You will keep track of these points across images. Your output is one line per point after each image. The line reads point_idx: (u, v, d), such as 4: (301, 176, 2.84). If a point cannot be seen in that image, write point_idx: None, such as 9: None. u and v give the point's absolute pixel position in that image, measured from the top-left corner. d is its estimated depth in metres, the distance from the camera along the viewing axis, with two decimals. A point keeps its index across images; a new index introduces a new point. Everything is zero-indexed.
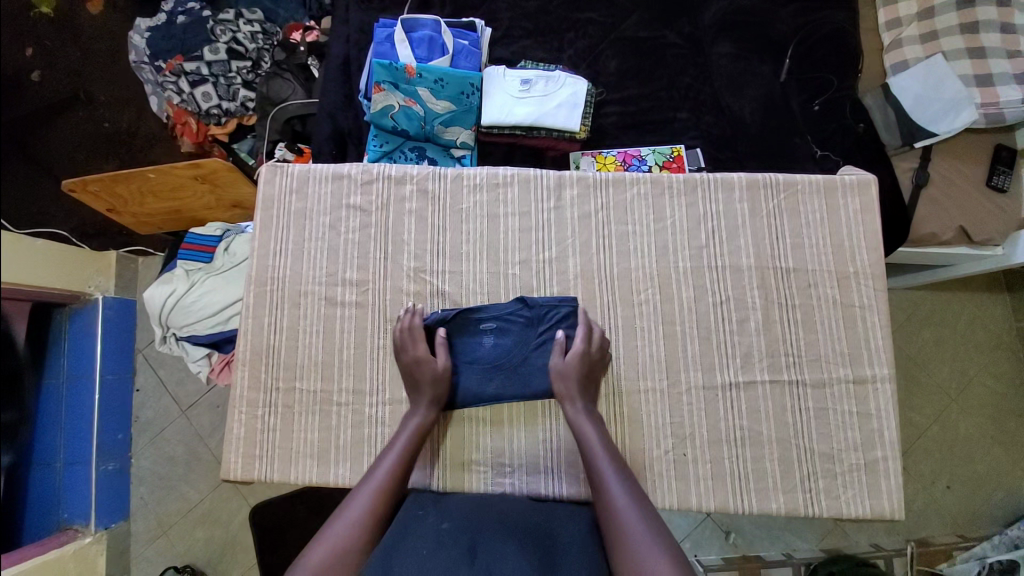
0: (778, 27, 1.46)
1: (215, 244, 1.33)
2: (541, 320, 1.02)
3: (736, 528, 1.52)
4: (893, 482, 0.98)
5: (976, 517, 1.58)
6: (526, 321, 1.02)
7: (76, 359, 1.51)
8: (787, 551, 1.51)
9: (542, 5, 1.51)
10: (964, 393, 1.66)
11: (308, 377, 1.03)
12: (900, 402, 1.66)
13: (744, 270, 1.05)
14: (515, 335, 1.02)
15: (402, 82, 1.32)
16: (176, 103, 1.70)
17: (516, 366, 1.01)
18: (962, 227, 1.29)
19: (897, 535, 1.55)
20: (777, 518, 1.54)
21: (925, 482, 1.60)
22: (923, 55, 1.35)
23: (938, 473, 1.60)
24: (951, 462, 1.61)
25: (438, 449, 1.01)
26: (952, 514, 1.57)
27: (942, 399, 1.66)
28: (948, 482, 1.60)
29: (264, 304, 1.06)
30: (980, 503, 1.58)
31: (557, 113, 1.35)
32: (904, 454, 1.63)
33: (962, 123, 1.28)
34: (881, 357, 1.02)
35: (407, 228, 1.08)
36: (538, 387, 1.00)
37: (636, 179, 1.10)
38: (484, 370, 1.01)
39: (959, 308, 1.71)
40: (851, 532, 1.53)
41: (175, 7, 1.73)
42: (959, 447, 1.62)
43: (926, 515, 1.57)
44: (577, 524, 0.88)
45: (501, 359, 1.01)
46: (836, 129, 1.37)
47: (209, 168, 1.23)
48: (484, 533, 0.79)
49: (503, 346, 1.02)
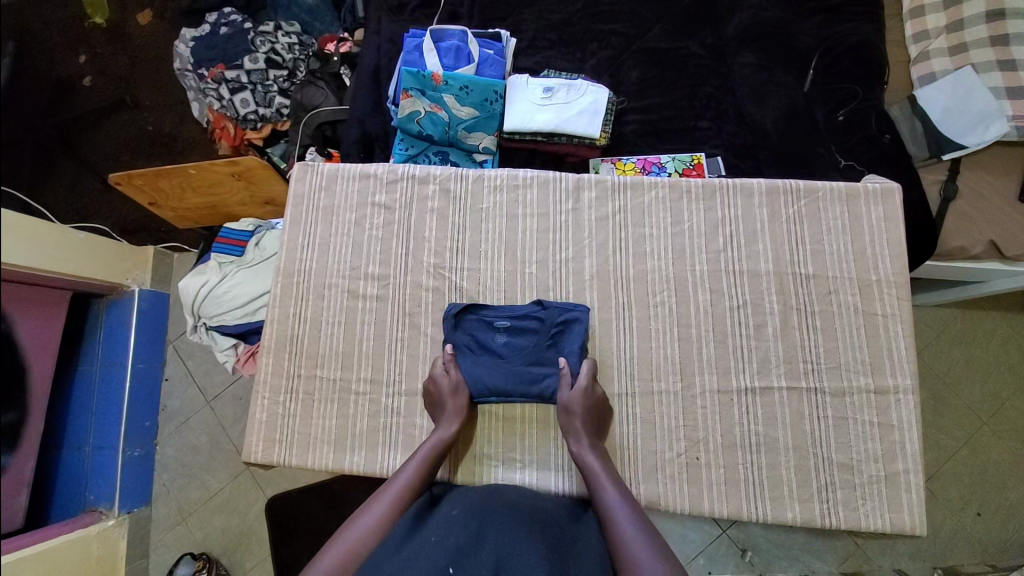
0: (801, 38, 1.46)
1: (246, 239, 1.39)
2: (554, 320, 1.02)
3: (752, 546, 1.50)
4: (915, 496, 0.95)
5: (1007, 547, 1.51)
6: (539, 322, 1.03)
7: (110, 348, 1.57)
8: (805, 572, 1.48)
9: (567, 17, 1.55)
10: (996, 415, 1.60)
11: (328, 366, 1.06)
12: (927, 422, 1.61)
13: (762, 275, 1.05)
14: (530, 336, 1.03)
15: (429, 89, 1.38)
16: (216, 108, 1.81)
17: (530, 364, 1.01)
18: (993, 241, 1.26)
19: (923, 562, 1.50)
20: (796, 538, 1.51)
21: (954, 507, 1.54)
22: (951, 68, 1.35)
23: (968, 498, 1.54)
24: (982, 488, 1.55)
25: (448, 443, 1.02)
26: (983, 543, 1.51)
27: (973, 421, 1.61)
28: (978, 508, 1.54)
29: (290, 295, 1.10)
30: (1011, 532, 1.52)
31: (578, 120, 1.37)
32: (931, 476, 1.56)
33: (991, 136, 1.27)
34: (903, 368, 0.99)
35: (429, 226, 1.11)
36: (545, 390, 0.99)
37: (654, 183, 1.10)
38: (491, 364, 1.02)
39: (991, 327, 1.66)
40: (874, 556, 1.49)
41: (219, 19, 1.84)
42: (992, 473, 1.56)
43: (955, 542, 1.51)
44: (588, 521, 0.87)
45: (507, 355, 1.03)
46: (860, 139, 1.36)
47: (245, 165, 1.29)
48: (492, 518, 0.80)
49: (514, 344, 1.04)
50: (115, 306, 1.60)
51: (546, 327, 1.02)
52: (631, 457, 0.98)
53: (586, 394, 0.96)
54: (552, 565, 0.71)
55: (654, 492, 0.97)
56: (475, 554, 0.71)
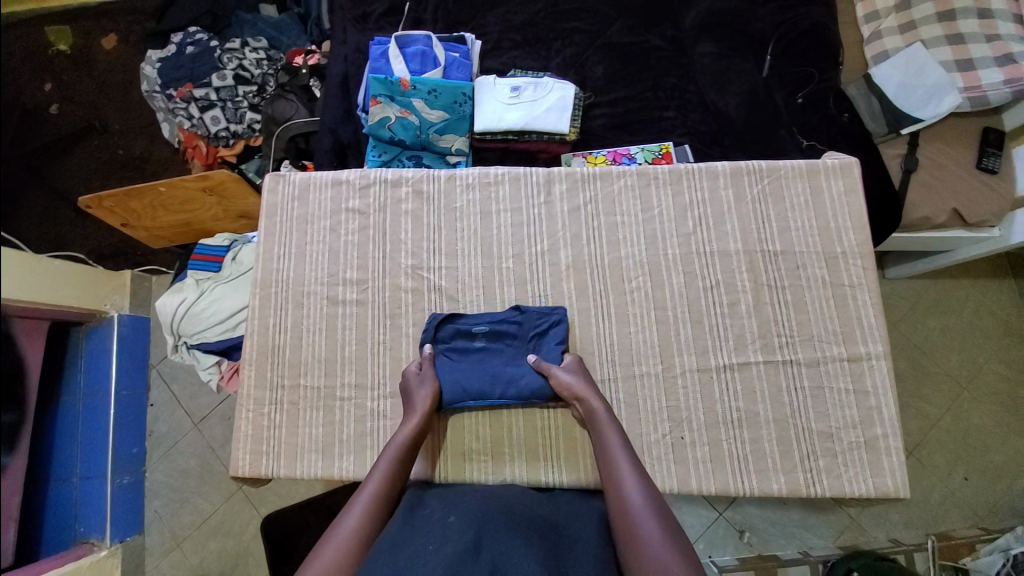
0: (756, 25, 1.49)
1: (222, 254, 1.37)
2: (533, 326, 1.01)
3: (748, 528, 1.70)
4: (896, 460, 0.94)
5: (998, 511, 1.70)
6: (518, 325, 1.02)
7: (93, 376, 1.56)
8: (805, 549, 1.66)
9: (529, 17, 1.59)
10: (975, 380, 1.80)
11: (312, 374, 1.03)
12: (914, 392, 1.81)
13: (732, 255, 1.04)
14: (507, 341, 1.03)
15: (398, 94, 1.40)
16: (187, 128, 1.84)
17: (506, 372, 1.00)
18: (955, 209, 1.39)
19: (917, 531, 1.71)
20: (793, 518, 1.72)
21: (943, 474, 1.73)
22: (903, 44, 1.44)
23: (955, 464, 1.73)
24: (970, 455, 1.74)
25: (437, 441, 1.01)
26: (974, 508, 1.70)
27: (955, 388, 1.80)
28: (965, 473, 1.72)
29: (268, 306, 1.07)
30: (1001, 494, 1.71)
31: (546, 117, 1.41)
32: (920, 446, 1.76)
33: (947, 107, 1.36)
34: (874, 335, 0.99)
35: (404, 228, 1.10)
36: (525, 390, 0.98)
37: (622, 171, 1.09)
38: (472, 372, 1.00)
39: (965, 295, 1.86)
40: (870, 529, 1.69)
41: (185, 39, 1.88)
42: (977, 437, 1.75)
43: (947, 510, 1.71)
44: (584, 522, 0.86)
45: (475, 382, 0.99)
46: (820, 119, 1.40)
47: (216, 179, 1.27)
48: (489, 527, 0.77)
49: (496, 351, 1.03)
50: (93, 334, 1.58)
51: (523, 332, 1.02)
52: None
53: (579, 370, 0.97)
54: (547, 568, 0.70)
55: None
56: (472, 568, 0.68)
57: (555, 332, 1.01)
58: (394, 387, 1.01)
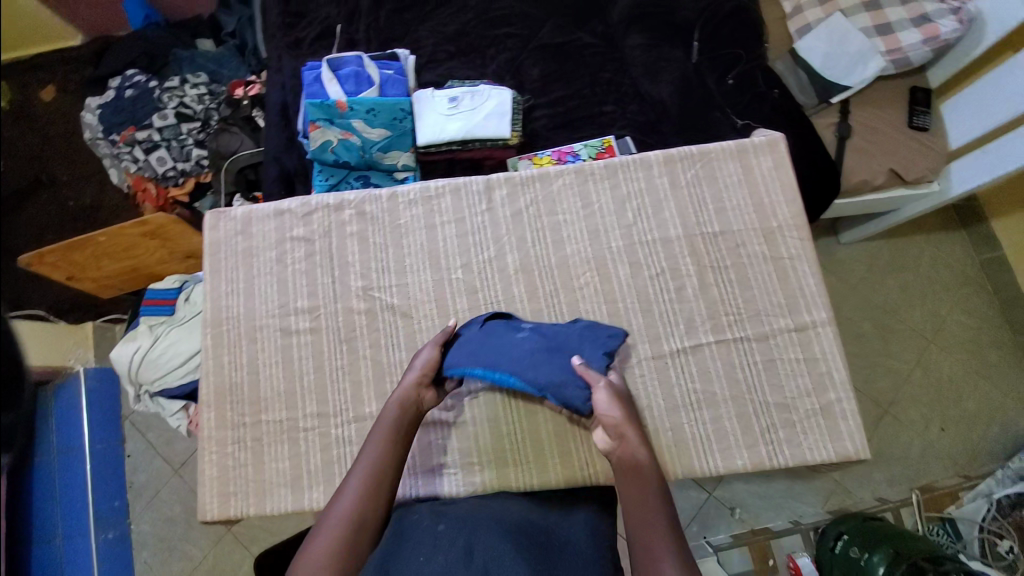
0: (681, 13, 1.53)
1: (174, 297, 1.35)
2: (580, 333, 0.97)
3: (739, 504, 1.74)
4: (851, 422, 0.97)
5: (976, 457, 1.75)
6: (562, 330, 0.98)
7: (65, 432, 1.52)
8: (795, 518, 1.70)
9: (461, 27, 1.61)
10: (938, 332, 1.85)
11: (272, 409, 1.02)
12: (883, 351, 1.85)
13: (674, 241, 1.06)
14: (549, 336, 0.97)
15: (336, 117, 1.41)
16: (133, 172, 1.81)
17: (534, 364, 0.93)
18: (892, 170, 1.43)
19: (902, 486, 1.74)
20: (780, 488, 1.76)
21: (921, 428, 1.78)
22: (823, 16, 1.48)
23: (930, 418, 1.78)
24: (943, 406, 1.79)
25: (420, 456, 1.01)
26: (953, 456, 1.75)
27: (921, 342, 1.85)
28: (941, 424, 1.77)
29: (221, 344, 1.06)
30: (977, 441, 1.76)
31: (486, 124, 1.42)
32: (893, 403, 1.80)
33: (871, 73, 1.42)
34: (816, 302, 1.02)
35: (350, 251, 1.09)
36: (545, 381, 0.92)
37: (560, 171, 1.10)
38: (506, 350, 0.94)
39: (919, 251, 1.92)
40: (855, 491, 1.74)
41: (124, 83, 1.86)
42: (946, 387, 1.80)
43: (928, 462, 1.75)
44: (573, 525, 0.88)
45: (501, 365, 0.93)
46: (752, 97, 1.44)
47: (155, 223, 1.27)
48: (480, 530, 0.79)
49: (531, 340, 0.96)
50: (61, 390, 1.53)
51: (574, 336, 0.97)
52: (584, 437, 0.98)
53: (620, 391, 0.92)
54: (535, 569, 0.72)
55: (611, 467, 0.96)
56: None
57: (604, 343, 0.95)
58: (356, 411, 1.00)
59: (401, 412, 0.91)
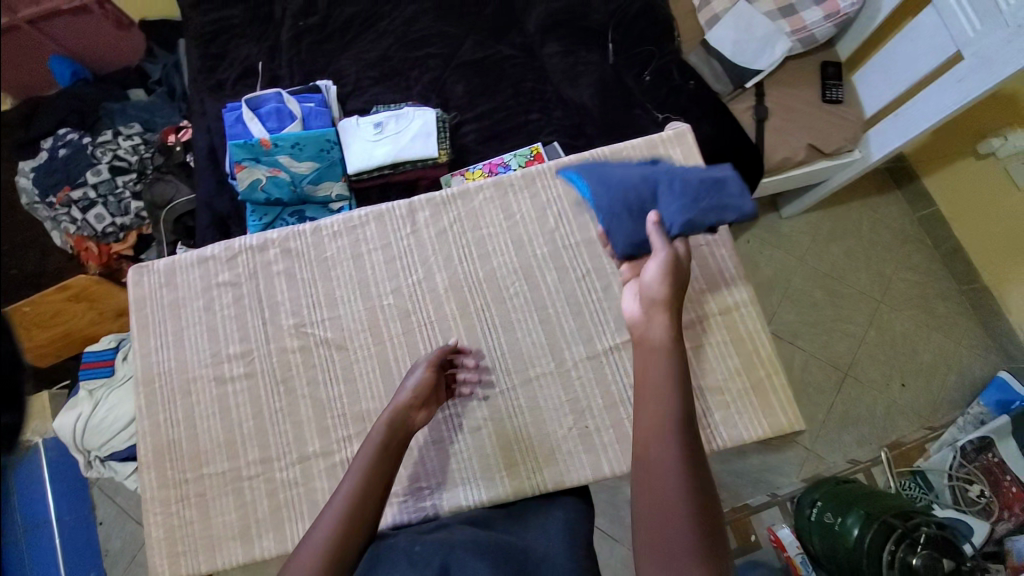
0: (594, 17, 1.56)
1: (113, 358, 1.34)
2: (663, 193, 0.97)
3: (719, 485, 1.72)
4: (784, 396, 0.99)
5: (939, 407, 1.77)
6: (651, 181, 0.99)
7: (30, 510, 1.48)
8: (772, 491, 1.71)
9: (382, 53, 1.62)
10: (888, 291, 1.88)
11: (214, 461, 1.00)
12: (838, 317, 1.87)
13: (596, 240, 1.07)
14: (644, 179, 1.00)
15: (262, 155, 1.40)
16: (73, 232, 1.77)
17: (621, 189, 0.99)
18: (810, 144, 1.47)
19: (872, 446, 1.75)
20: (755, 464, 1.75)
21: (882, 385, 1.80)
22: (729, 5, 1.52)
23: (890, 375, 1.81)
24: (900, 361, 1.82)
25: (414, 479, 0.97)
26: (917, 410, 1.77)
27: (872, 303, 1.88)
28: (901, 380, 1.80)
29: (156, 401, 1.05)
30: (938, 390, 1.79)
31: (413, 145, 1.43)
32: (852, 366, 1.83)
33: (779, 55, 1.47)
34: (738, 284, 1.05)
35: (279, 290, 1.08)
36: (616, 204, 0.98)
37: (479, 186, 1.12)
38: (599, 176, 1.03)
39: (859, 215, 1.96)
40: (827, 456, 1.74)
41: (56, 143, 1.83)
42: (902, 343, 1.83)
43: (893, 419, 1.77)
44: (550, 533, 0.88)
45: (588, 179, 1.03)
46: (669, 91, 1.49)
47: (77, 284, 1.30)
48: (458, 550, 0.79)
49: (624, 177, 1.01)
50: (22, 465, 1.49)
51: (660, 189, 0.98)
52: (529, 447, 0.98)
53: (676, 266, 0.88)
54: None
55: (558, 472, 0.96)
56: None
57: (683, 206, 0.94)
58: (299, 451, 0.99)
59: (389, 432, 0.87)
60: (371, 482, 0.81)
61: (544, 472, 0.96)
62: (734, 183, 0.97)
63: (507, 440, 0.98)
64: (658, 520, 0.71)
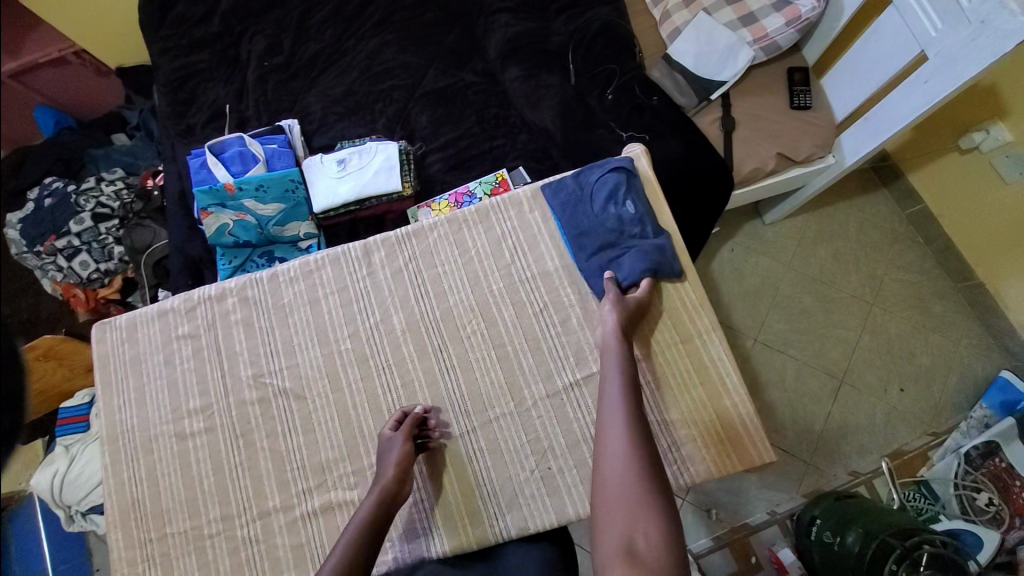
0: (554, 39, 1.56)
1: (87, 413, 1.36)
2: (631, 232, 1.05)
3: (715, 503, 1.66)
4: (750, 425, 0.98)
5: (940, 412, 1.71)
6: (615, 222, 1.05)
7: (27, 559, 1.45)
8: (771, 508, 1.64)
9: (347, 88, 1.62)
10: (880, 294, 1.83)
11: (176, 520, 1.00)
12: (828, 323, 1.82)
13: (553, 273, 1.06)
14: (612, 223, 1.05)
15: (227, 199, 1.40)
16: (60, 279, 1.77)
17: (594, 228, 1.06)
18: (780, 154, 1.44)
19: (874, 455, 1.68)
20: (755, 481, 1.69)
21: (880, 391, 1.74)
22: (690, 17, 1.50)
23: (887, 379, 1.75)
24: (898, 366, 1.76)
25: (408, 524, 0.96)
26: (917, 415, 1.71)
27: (863, 306, 1.82)
28: (899, 385, 1.74)
29: (118, 461, 1.04)
30: (937, 393, 1.72)
31: (376, 180, 1.43)
32: (848, 372, 1.76)
33: (742, 64, 1.43)
34: (699, 311, 1.03)
35: (237, 340, 1.08)
36: (588, 245, 1.05)
37: (433, 223, 1.12)
38: (577, 209, 1.07)
39: (845, 217, 1.91)
40: (828, 468, 1.67)
41: (42, 192, 1.82)
42: (898, 346, 1.77)
43: (893, 426, 1.70)
44: None
45: (569, 219, 1.07)
46: (632, 109, 1.46)
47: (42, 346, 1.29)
48: None
49: (594, 215, 1.06)
50: (19, 515, 1.48)
51: (625, 234, 1.05)
52: (490, 492, 0.96)
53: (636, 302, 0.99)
54: None
55: (521, 516, 0.94)
56: None
57: (643, 258, 1.02)
58: (260, 507, 0.99)
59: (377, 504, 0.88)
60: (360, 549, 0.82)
61: (505, 518, 0.94)
62: (671, 247, 1.04)
63: (466, 485, 0.97)
64: (611, 494, 0.78)
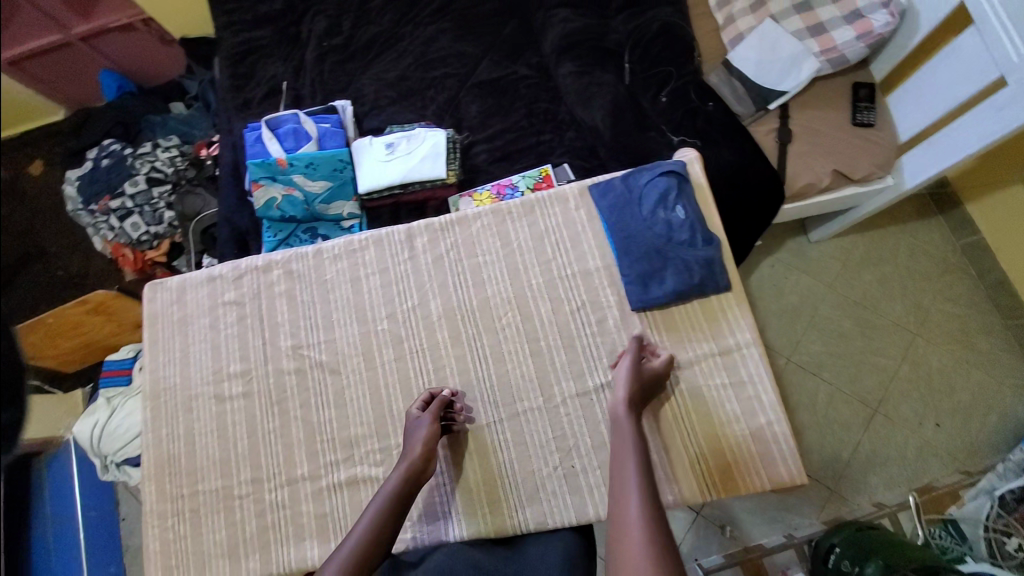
0: (612, 37, 1.54)
1: (130, 367, 1.44)
2: (682, 237, 1.03)
3: (730, 521, 1.65)
4: (782, 444, 0.95)
5: (976, 451, 1.63)
6: (665, 226, 1.04)
7: (58, 502, 1.48)
8: (788, 531, 1.60)
9: (401, 72, 1.64)
10: (925, 324, 1.75)
11: (208, 478, 1.04)
12: (866, 349, 1.75)
13: (593, 272, 1.06)
14: (661, 228, 1.04)
15: (278, 173, 1.44)
16: (111, 239, 1.86)
17: (643, 230, 1.04)
18: (836, 171, 1.39)
19: (901, 488, 1.63)
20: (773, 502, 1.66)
21: (915, 424, 1.67)
22: (755, 23, 1.46)
23: (925, 412, 1.68)
24: (937, 400, 1.69)
25: (431, 504, 0.98)
26: (952, 452, 1.64)
27: (906, 335, 1.75)
28: (936, 420, 1.67)
29: (160, 417, 1.09)
30: (977, 433, 1.65)
31: (422, 166, 1.44)
32: (883, 402, 1.70)
33: (806, 75, 1.39)
34: (741, 325, 1.01)
35: (280, 311, 1.11)
36: (637, 248, 1.04)
37: (477, 213, 1.12)
38: (628, 214, 1.06)
39: (896, 242, 1.83)
40: (851, 497, 1.63)
41: (101, 152, 1.90)
42: (939, 380, 1.70)
43: (925, 461, 1.64)
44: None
45: (618, 221, 1.06)
46: (685, 113, 1.44)
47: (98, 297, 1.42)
48: None
49: (642, 217, 1.05)
50: (54, 462, 1.50)
51: (674, 238, 1.03)
52: (512, 483, 0.97)
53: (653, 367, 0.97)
54: None
55: (541, 511, 0.95)
56: None
57: (692, 264, 1.01)
58: (287, 474, 1.02)
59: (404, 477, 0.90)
60: (386, 522, 0.85)
61: (524, 510, 0.95)
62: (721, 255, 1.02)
63: (490, 474, 0.97)
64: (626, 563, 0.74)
